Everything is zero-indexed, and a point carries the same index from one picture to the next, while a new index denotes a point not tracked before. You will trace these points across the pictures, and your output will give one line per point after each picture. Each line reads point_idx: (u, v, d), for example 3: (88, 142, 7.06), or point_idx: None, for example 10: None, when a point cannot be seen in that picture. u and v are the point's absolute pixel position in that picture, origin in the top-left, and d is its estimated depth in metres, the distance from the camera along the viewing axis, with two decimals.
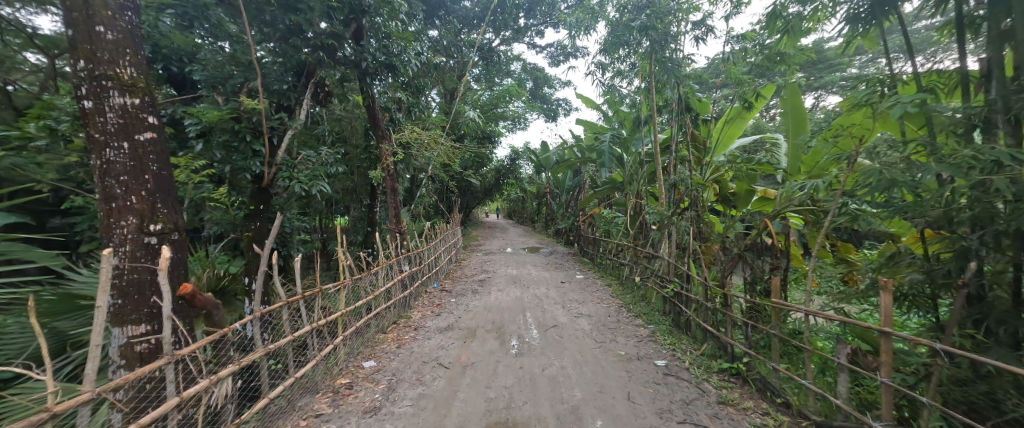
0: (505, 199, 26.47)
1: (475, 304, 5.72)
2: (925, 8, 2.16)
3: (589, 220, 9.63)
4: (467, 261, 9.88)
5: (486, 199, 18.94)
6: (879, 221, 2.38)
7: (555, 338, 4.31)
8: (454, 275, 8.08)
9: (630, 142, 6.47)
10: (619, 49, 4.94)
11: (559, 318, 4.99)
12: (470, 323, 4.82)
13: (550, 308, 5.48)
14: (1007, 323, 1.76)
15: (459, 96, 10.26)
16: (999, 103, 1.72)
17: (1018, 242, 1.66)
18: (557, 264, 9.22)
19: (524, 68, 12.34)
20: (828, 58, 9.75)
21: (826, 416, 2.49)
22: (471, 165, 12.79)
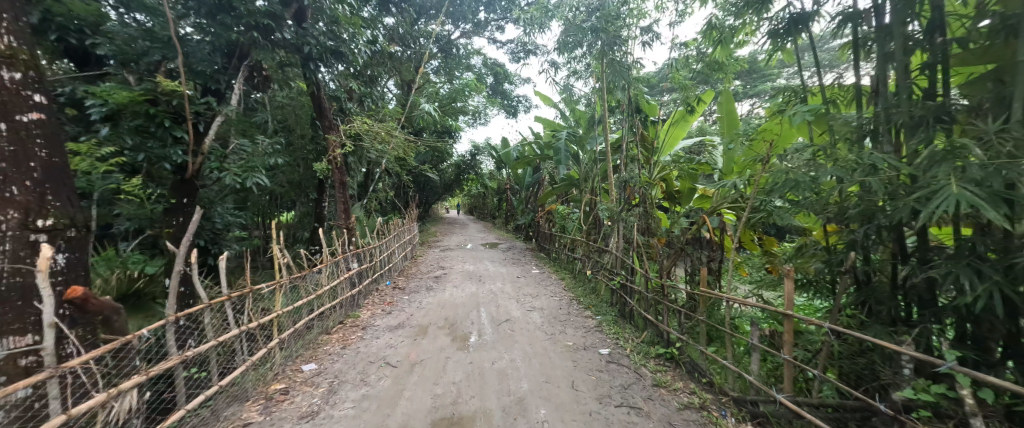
0: (465, 195, 26.26)
1: (429, 301, 5.62)
2: (830, 29, 2.45)
3: (547, 216, 9.79)
4: (424, 257, 9.66)
5: (446, 195, 18.63)
6: (792, 217, 2.66)
7: (506, 331, 4.36)
8: (409, 272, 7.87)
9: (585, 141, 6.69)
10: (574, 49, 5.05)
11: (514, 313, 5.04)
12: (421, 320, 4.73)
13: (504, 303, 5.52)
14: (878, 301, 2.07)
15: (418, 89, 9.98)
16: (884, 115, 1.99)
17: (892, 234, 1.94)
18: (514, 259, 9.29)
19: (484, 64, 12.24)
20: (762, 69, 10.67)
21: (742, 392, 2.77)
22: (427, 160, 12.47)
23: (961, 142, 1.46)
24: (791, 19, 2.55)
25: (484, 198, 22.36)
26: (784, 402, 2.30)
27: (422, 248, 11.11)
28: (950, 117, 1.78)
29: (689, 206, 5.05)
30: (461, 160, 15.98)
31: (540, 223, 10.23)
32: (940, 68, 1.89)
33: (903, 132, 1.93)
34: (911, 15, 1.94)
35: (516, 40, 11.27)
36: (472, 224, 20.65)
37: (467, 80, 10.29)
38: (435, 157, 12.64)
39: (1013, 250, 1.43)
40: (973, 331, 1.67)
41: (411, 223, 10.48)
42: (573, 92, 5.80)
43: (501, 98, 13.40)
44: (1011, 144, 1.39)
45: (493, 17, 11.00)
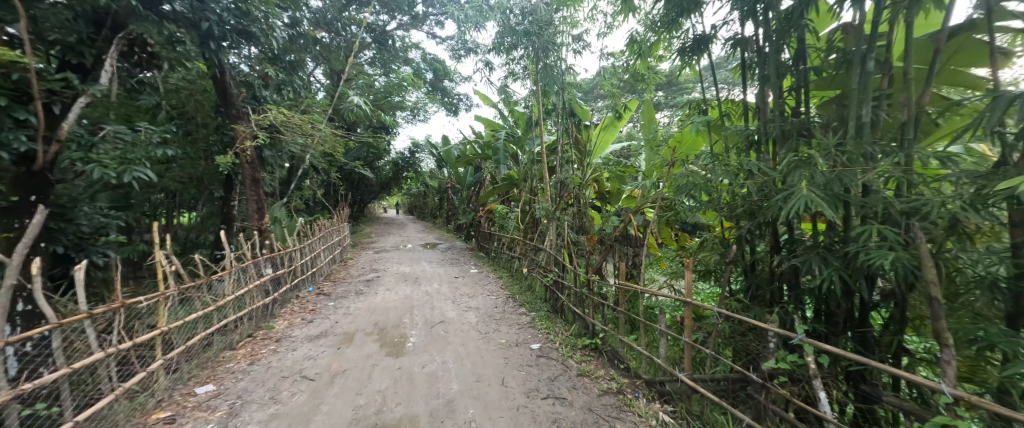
0: (402, 194, 25.22)
1: (356, 306, 5.28)
2: (725, 51, 2.80)
3: (486, 216, 9.76)
4: (354, 260, 9.06)
5: (381, 193, 17.72)
6: (698, 214, 2.98)
7: (439, 333, 4.27)
8: (336, 276, 7.31)
9: (524, 141, 6.83)
10: (513, 51, 5.11)
11: (448, 314, 4.95)
12: (346, 328, 4.43)
13: (439, 305, 5.39)
14: (759, 287, 2.41)
15: (348, 79, 9.28)
16: (764, 128, 2.32)
17: (769, 229, 2.27)
18: (451, 260, 9.11)
19: (421, 58, 11.27)
20: (681, 84, 11.76)
21: (653, 374, 3.05)
22: (359, 156, 11.73)
23: (812, 154, 1.77)
24: (696, 40, 2.87)
25: (423, 197, 21.69)
26: (684, 380, 2.59)
27: (352, 250, 10.41)
28: (808, 132, 2.15)
29: (619, 205, 5.38)
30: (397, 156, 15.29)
31: (478, 222, 10.16)
32: (806, 92, 2.25)
33: (776, 144, 2.28)
34: (784, 45, 2.28)
35: (456, 37, 11.00)
36: (409, 224, 19.88)
37: (404, 75, 9.83)
38: (367, 153, 11.92)
39: (849, 242, 1.76)
40: (824, 309, 2.02)
41: (340, 222, 9.76)
42: (510, 93, 5.89)
43: (441, 94, 13.00)
44: (846, 156, 1.71)
45: (432, 11, 10.63)
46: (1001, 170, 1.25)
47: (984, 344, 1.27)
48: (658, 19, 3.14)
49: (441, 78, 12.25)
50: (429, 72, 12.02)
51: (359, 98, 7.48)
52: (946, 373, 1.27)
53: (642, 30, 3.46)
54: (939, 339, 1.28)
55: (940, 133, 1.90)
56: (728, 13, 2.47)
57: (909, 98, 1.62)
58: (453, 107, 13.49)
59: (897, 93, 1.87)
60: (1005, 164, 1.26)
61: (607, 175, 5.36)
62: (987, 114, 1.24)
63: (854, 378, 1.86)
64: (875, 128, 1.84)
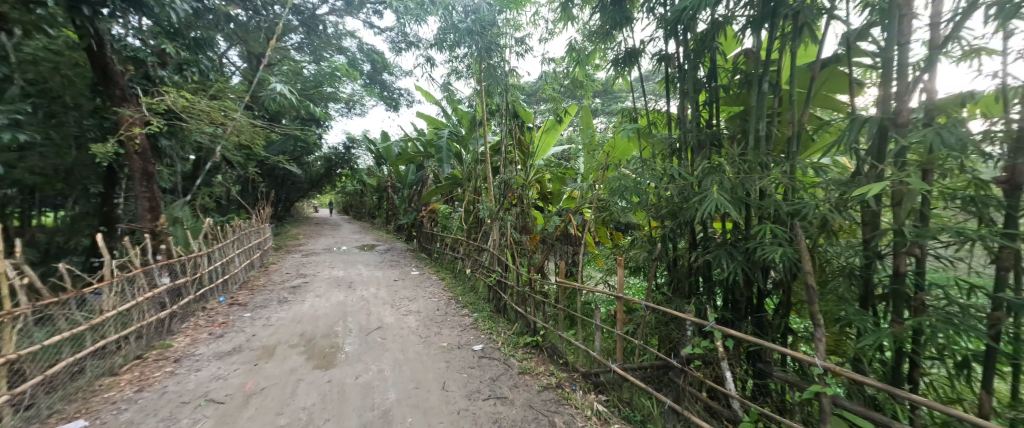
0: (336, 192, 23.74)
1: (278, 317, 4.87)
2: (652, 64, 3.05)
3: (429, 216, 9.56)
4: (279, 264, 8.35)
5: (313, 191, 16.52)
6: (629, 213, 3.21)
7: (376, 340, 4.11)
8: (256, 283, 6.67)
9: (468, 141, 6.83)
10: (457, 48, 5.06)
11: (386, 319, 4.78)
12: (267, 340, 4.08)
13: (376, 310, 5.18)
14: (678, 281, 2.66)
15: (270, 65, 8.47)
16: (683, 137, 2.58)
17: (687, 229, 2.51)
18: (392, 262, 8.79)
19: (360, 48, 10.75)
20: (616, 92, 12.50)
21: (589, 366, 3.22)
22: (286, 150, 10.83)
23: (720, 162, 2.01)
24: (627, 52, 3.10)
25: (360, 196, 20.62)
26: (617, 370, 2.77)
27: (277, 253, 9.57)
28: (718, 142, 2.43)
29: (560, 205, 5.60)
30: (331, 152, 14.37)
31: (420, 222, 9.93)
32: (717, 106, 2.54)
33: (693, 152, 2.54)
34: (699, 64, 2.55)
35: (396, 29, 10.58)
36: (346, 224, 18.79)
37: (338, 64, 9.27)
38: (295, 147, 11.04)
39: (749, 239, 2.02)
40: (731, 298, 2.29)
41: (260, 223, 8.91)
42: (453, 91, 5.83)
43: (380, 87, 12.42)
44: (746, 164, 1.97)
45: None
46: (855, 178, 1.52)
47: (845, 321, 1.54)
48: (595, 29, 3.33)
49: (381, 70, 11.71)
50: (367, 63, 11.43)
51: (282, 86, 6.86)
52: (818, 348, 1.51)
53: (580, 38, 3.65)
54: (813, 320, 1.52)
55: (816, 145, 2.25)
56: (653, 31, 2.70)
57: (794, 116, 1.91)
58: (393, 102, 12.97)
59: (785, 112, 2.18)
60: (859, 173, 1.53)
61: (549, 176, 5.55)
62: (846, 132, 1.50)
63: (753, 357, 2.13)
64: (769, 141, 2.13)
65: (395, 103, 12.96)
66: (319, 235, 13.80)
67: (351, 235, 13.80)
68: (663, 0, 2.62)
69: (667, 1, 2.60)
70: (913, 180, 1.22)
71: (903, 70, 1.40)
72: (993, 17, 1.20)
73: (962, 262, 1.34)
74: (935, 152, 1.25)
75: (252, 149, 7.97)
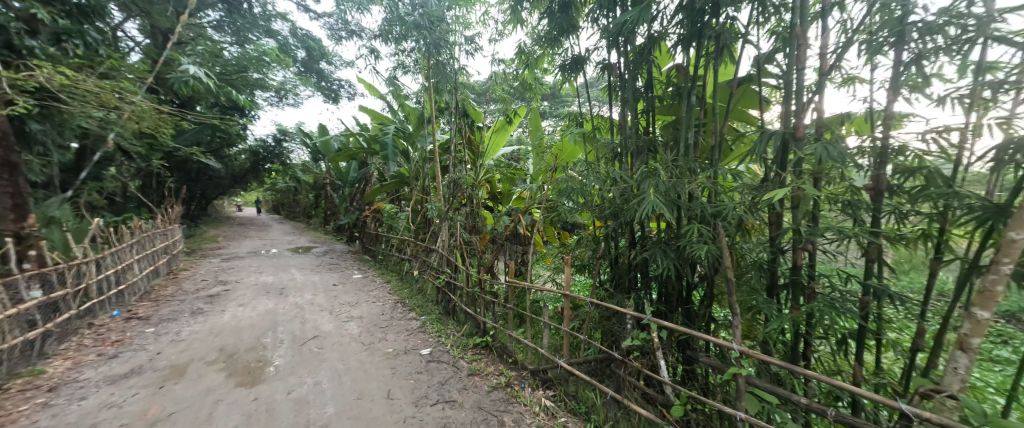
0: (266, 189, 21.84)
1: (192, 330, 4.34)
2: (597, 72, 3.21)
3: (373, 216, 9.08)
4: (195, 269, 7.47)
5: (237, 188, 15.04)
6: (575, 214, 3.34)
7: (312, 351, 3.86)
8: (161, 291, 5.86)
9: (416, 138, 6.71)
10: (403, 41, 4.90)
11: (323, 328, 4.51)
12: (177, 358, 3.60)
13: (313, 318, 4.87)
14: (620, 277, 2.84)
15: (179, 43, 7.49)
16: (624, 143, 2.75)
17: (627, 228, 2.69)
18: (331, 265, 8.31)
19: (292, 32, 9.99)
20: (562, 96, 12.95)
21: (537, 363, 3.32)
22: (203, 140, 9.71)
23: (655, 167, 2.18)
24: (573, 59, 3.24)
25: (294, 194, 19.18)
26: (563, 365, 2.89)
27: (189, 258, 8.39)
28: (654, 149, 2.63)
29: (510, 205, 5.67)
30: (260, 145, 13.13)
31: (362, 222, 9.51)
32: (654, 115, 2.74)
33: (633, 157, 2.72)
34: (638, 75, 2.73)
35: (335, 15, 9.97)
36: (278, 224, 17.39)
37: (266, 48, 8.82)
38: (214, 137, 9.94)
39: (680, 237, 2.22)
40: (664, 292, 2.49)
41: (167, 224, 7.72)
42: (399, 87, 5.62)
43: (317, 77, 11.63)
44: (678, 169, 2.16)
45: None
46: (764, 183, 1.73)
47: (756, 309, 1.76)
48: (544, 35, 3.44)
49: (318, 58, 11.00)
50: (301, 50, 10.64)
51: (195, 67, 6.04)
52: (735, 335, 1.70)
53: (528, 42, 3.75)
54: (731, 309, 1.71)
55: (735, 151, 2.50)
56: (598, 40, 2.85)
57: (718, 127, 2.13)
58: (333, 94, 11.99)
59: (710, 122, 2.42)
60: (766, 179, 1.75)
61: (499, 176, 5.59)
62: (757, 144, 1.72)
63: (682, 346, 2.34)
64: (697, 149, 2.35)
65: (336, 96, 11.99)
66: (245, 237, 12.61)
67: (284, 237, 12.81)
68: (606, 12, 2.77)
69: (610, 13, 2.76)
70: (806, 187, 1.43)
71: (800, 92, 1.63)
72: (863, 52, 1.44)
73: (842, 256, 1.60)
74: (822, 163, 1.48)
75: (157, 138, 6.91)
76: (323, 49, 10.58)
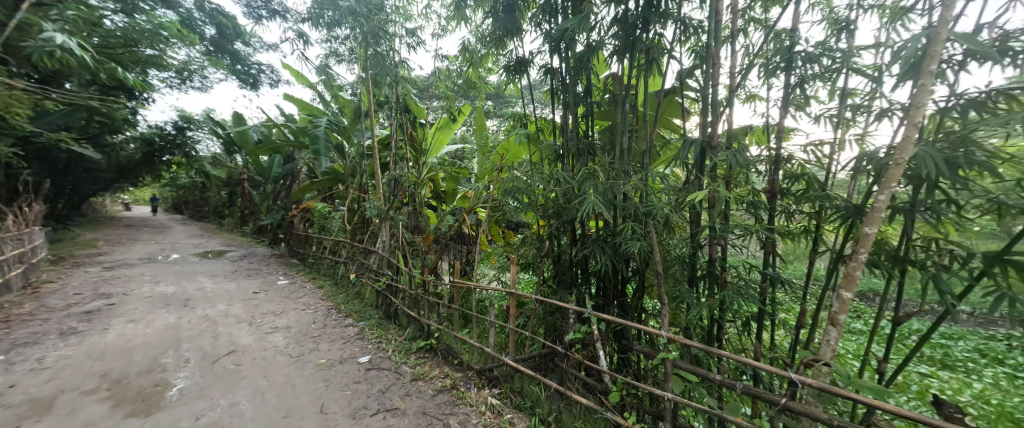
0: (165, 186, 19.08)
1: (59, 354, 3.54)
2: (541, 76, 3.32)
3: (301, 216, 8.25)
4: (66, 279, 6.23)
5: (128, 184, 12.95)
6: (519, 214, 3.42)
7: (229, 368, 3.46)
8: (12, 307, 4.72)
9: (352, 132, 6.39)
10: (337, 26, 4.60)
11: (241, 342, 4.05)
12: (40, 391, 2.91)
13: (229, 331, 4.36)
14: (562, 273, 2.99)
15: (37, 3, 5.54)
16: (567, 145, 2.87)
17: (570, 227, 2.81)
18: (251, 270, 7.54)
19: (199, 6, 8.89)
20: (505, 96, 13.17)
21: (483, 363, 3.36)
22: (81, 125, 8.21)
23: (595, 168, 2.31)
24: (517, 61, 3.32)
25: (202, 192, 17.04)
26: (509, 362, 2.95)
27: (53, 267, 6.83)
28: (592, 152, 2.79)
29: (454, 204, 5.65)
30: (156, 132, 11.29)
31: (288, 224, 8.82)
32: (592, 119, 2.91)
33: (574, 158, 2.86)
34: (578, 81, 2.88)
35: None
36: (180, 226, 15.28)
37: (164, 21, 7.05)
38: (99, 123, 8.44)
39: (616, 235, 2.38)
40: (602, 286, 2.66)
41: (22, 227, 6.17)
42: (332, 78, 5.16)
43: (230, 59, 10.54)
44: (615, 171, 2.32)
45: None
46: (685, 186, 1.93)
47: (681, 298, 1.95)
48: (488, 35, 3.49)
49: (231, 38, 9.99)
50: (210, 27, 9.53)
51: (64, 36, 4.98)
52: (664, 323, 1.86)
53: (471, 40, 3.77)
54: (660, 300, 1.88)
55: (664, 154, 2.73)
56: (541, 45, 2.96)
57: (647, 133, 2.33)
58: (252, 79, 11.14)
59: (641, 128, 2.63)
60: (687, 182, 1.96)
61: (442, 175, 5.51)
62: (681, 151, 1.90)
63: (617, 335, 2.52)
64: (630, 153, 2.54)
65: (254, 81, 11.18)
66: (138, 241, 10.81)
67: (190, 240, 11.30)
68: (548, 17, 2.89)
69: (553, 19, 2.88)
70: (720, 190, 1.63)
71: (717, 105, 1.84)
72: (763, 73, 1.68)
73: (746, 249, 1.84)
74: (732, 167, 1.69)
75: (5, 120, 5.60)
76: (238, 28, 9.87)
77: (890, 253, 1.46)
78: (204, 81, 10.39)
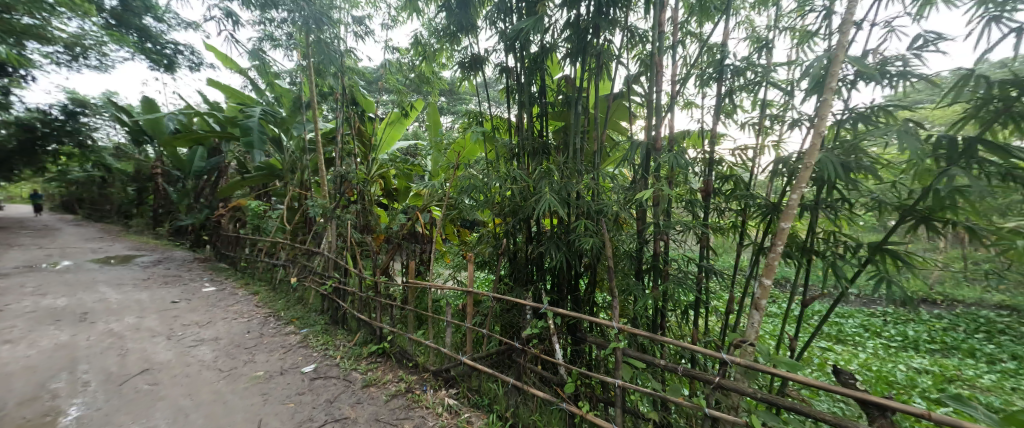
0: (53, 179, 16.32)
1: None
2: (496, 75, 3.35)
3: (228, 216, 7.47)
4: None
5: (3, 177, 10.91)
6: (475, 212, 3.42)
7: (143, 389, 3.09)
8: None
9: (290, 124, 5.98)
10: (273, 8, 4.27)
11: (158, 357, 3.62)
12: None
13: (140, 346, 3.86)
14: (518, 270, 3.05)
15: None
16: (522, 144, 2.93)
17: (525, 225, 2.87)
18: (167, 275, 6.71)
19: None
20: (458, 93, 13.04)
21: (440, 364, 3.34)
22: None
23: (550, 167, 2.39)
24: (473, 57, 3.32)
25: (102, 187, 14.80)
26: (467, 361, 2.95)
27: None
28: (547, 151, 2.87)
29: (406, 202, 5.54)
30: (36, 116, 9.56)
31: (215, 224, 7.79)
32: (547, 119, 3.00)
33: (529, 157, 2.92)
34: (533, 81, 2.94)
35: None
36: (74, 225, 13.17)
37: None
38: None
39: (570, 232, 2.48)
40: (556, 282, 2.76)
41: None
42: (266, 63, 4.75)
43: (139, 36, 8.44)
44: (568, 170, 2.41)
45: None
46: (632, 185, 2.06)
47: (629, 290, 2.09)
48: (442, 29, 3.46)
49: (140, 11, 8.04)
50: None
51: None
52: (614, 316, 1.98)
53: (424, 33, 3.70)
54: (611, 294, 1.99)
55: (613, 154, 2.88)
56: (496, 43, 2.98)
57: (598, 135, 2.46)
58: (167, 60, 9.00)
59: (592, 130, 2.75)
60: (634, 182, 2.09)
61: (394, 172, 5.36)
62: (629, 152, 2.02)
63: (571, 329, 2.63)
64: (582, 153, 2.66)
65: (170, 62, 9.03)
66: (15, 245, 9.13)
67: (88, 243, 9.51)
68: (503, 16, 2.91)
69: (507, 19, 2.91)
70: (664, 189, 1.76)
71: (660, 109, 1.98)
72: (699, 82, 1.84)
73: (685, 243, 2.01)
74: (673, 169, 1.83)
75: None
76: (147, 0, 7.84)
77: (799, 245, 1.68)
78: (105, 59, 8.69)
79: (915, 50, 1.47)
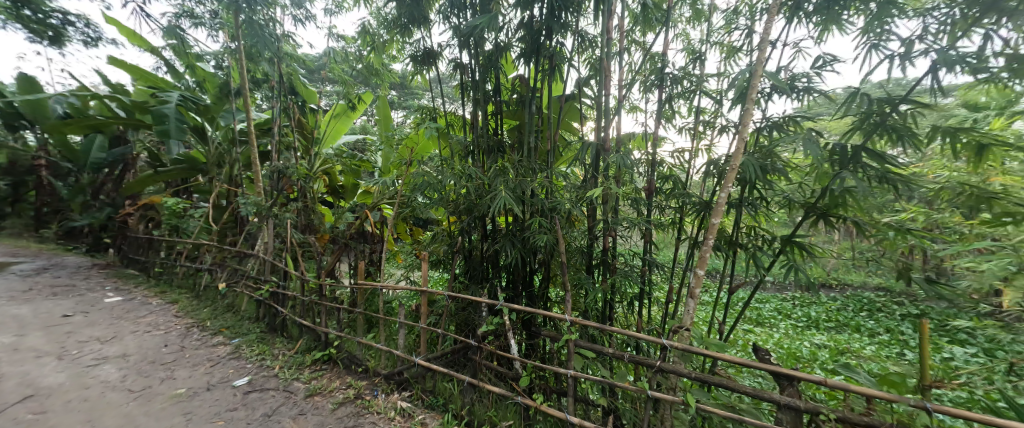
0: None
1: None
2: (449, 71, 3.34)
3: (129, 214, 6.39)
4: None
5: None
6: (428, 210, 3.37)
7: (28, 419, 2.68)
8: None
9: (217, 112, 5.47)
10: None
11: (47, 381, 3.14)
12: None
13: (23, 368, 3.33)
14: (473, 268, 3.06)
15: None
16: (477, 142, 2.94)
17: (480, 223, 2.89)
18: (53, 279, 5.75)
19: None
20: (410, 87, 12.71)
21: (392, 367, 3.27)
22: None
23: (506, 166, 2.43)
24: (426, 51, 3.28)
25: None
26: (421, 362, 2.92)
27: None
28: (502, 150, 2.91)
29: (353, 199, 5.34)
30: None
31: (117, 224, 6.74)
32: (501, 118, 3.03)
33: (484, 154, 2.95)
34: (487, 78, 2.97)
35: None
36: None
37: None
38: None
39: (524, 230, 2.54)
40: (511, 278, 2.82)
41: None
42: (186, 43, 4.29)
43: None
44: (522, 169, 2.47)
45: None
46: (583, 184, 2.17)
47: (580, 285, 2.19)
48: (391, 19, 3.37)
49: None
50: None
51: None
52: (567, 309, 2.06)
53: (373, 24, 3.59)
54: (563, 289, 2.08)
55: (565, 153, 2.99)
56: (450, 38, 2.96)
57: (551, 135, 2.55)
58: (52, 32, 6.86)
59: (545, 129, 2.83)
60: (584, 181, 2.20)
61: (340, 168, 5.14)
62: (580, 152, 2.11)
63: (525, 324, 2.69)
64: (536, 153, 2.73)
65: (57, 35, 6.91)
66: None
67: None
68: (456, 12, 2.91)
69: (461, 15, 2.91)
70: (612, 188, 1.87)
71: (607, 111, 2.10)
72: (642, 87, 1.98)
73: (630, 239, 2.16)
74: (620, 169, 1.94)
75: None
76: None
77: (726, 238, 1.86)
78: None
79: (816, 69, 1.69)
